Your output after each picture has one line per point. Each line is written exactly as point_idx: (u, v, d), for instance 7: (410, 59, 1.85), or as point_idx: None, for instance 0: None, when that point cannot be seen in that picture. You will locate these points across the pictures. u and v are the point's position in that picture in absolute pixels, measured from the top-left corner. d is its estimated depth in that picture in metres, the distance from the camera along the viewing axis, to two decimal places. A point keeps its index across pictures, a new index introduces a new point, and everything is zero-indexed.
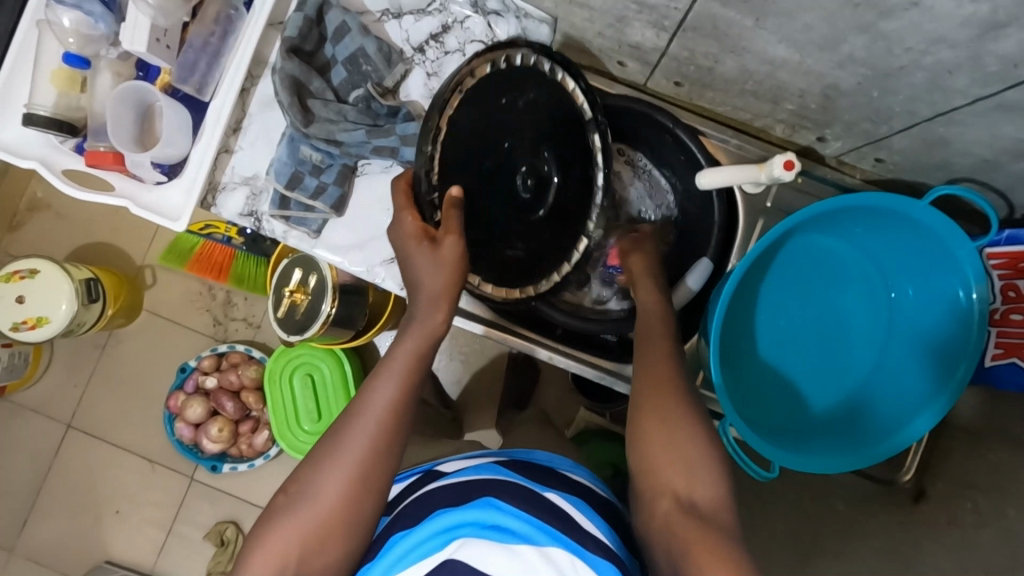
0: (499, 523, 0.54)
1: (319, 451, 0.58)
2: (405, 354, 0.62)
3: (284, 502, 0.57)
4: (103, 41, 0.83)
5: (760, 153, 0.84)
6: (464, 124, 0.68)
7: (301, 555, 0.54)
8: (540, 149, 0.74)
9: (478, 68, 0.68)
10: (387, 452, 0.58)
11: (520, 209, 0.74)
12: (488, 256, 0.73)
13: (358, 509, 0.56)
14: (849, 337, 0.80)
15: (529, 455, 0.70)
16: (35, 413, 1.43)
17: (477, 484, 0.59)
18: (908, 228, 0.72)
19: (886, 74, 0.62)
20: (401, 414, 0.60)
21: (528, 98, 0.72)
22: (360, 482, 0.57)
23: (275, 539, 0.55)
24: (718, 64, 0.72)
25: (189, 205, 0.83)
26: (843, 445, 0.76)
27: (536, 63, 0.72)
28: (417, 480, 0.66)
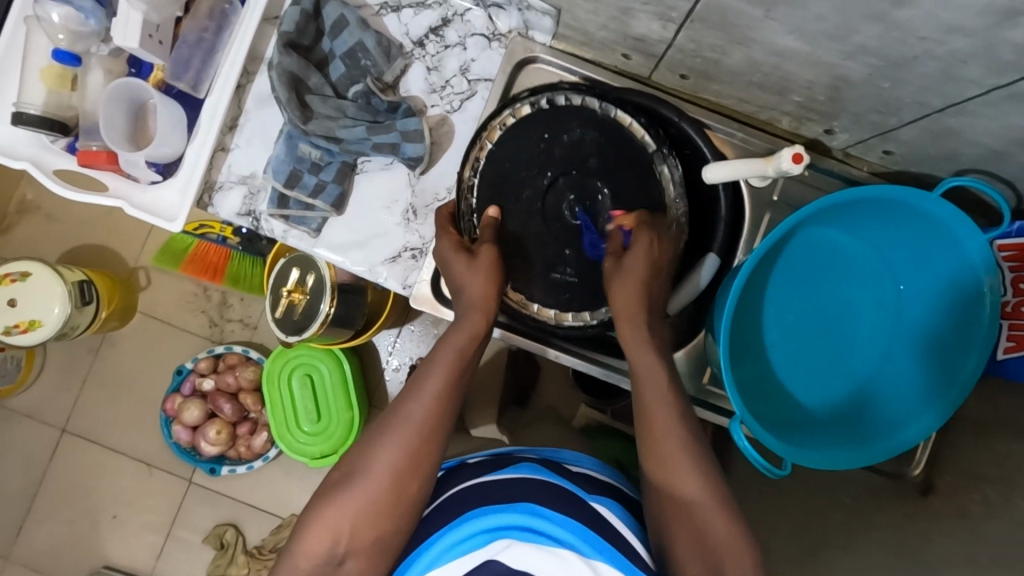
0: (539, 527, 0.53)
1: (373, 435, 0.61)
2: (452, 346, 0.65)
3: (338, 482, 0.60)
4: (94, 37, 0.81)
5: (766, 145, 0.83)
6: (503, 156, 0.78)
7: (354, 528, 0.57)
8: (593, 179, 0.77)
9: (521, 110, 0.78)
10: (434, 435, 0.61)
11: (572, 236, 0.77)
12: (538, 278, 0.78)
13: (405, 491, 0.58)
14: (857, 333, 0.79)
15: (556, 454, 0.70)
16: (28, 417, 1.40)
17: (516, 482, 0.58)
18: (918, 220, 0.71)
19: (897, 64, 0.60)
20: (450, 405, 0.63)
21: (579, 134, 0.77)
22: (408, 466, 0.59)
23: (329, 516, 0.57)
24: (724, 56, 0.71)
25: (185, 203, 0.81)
26: (848, 441, 0.75)
27: (581, 102, 0.78)
28: (446, 476, 0.66)
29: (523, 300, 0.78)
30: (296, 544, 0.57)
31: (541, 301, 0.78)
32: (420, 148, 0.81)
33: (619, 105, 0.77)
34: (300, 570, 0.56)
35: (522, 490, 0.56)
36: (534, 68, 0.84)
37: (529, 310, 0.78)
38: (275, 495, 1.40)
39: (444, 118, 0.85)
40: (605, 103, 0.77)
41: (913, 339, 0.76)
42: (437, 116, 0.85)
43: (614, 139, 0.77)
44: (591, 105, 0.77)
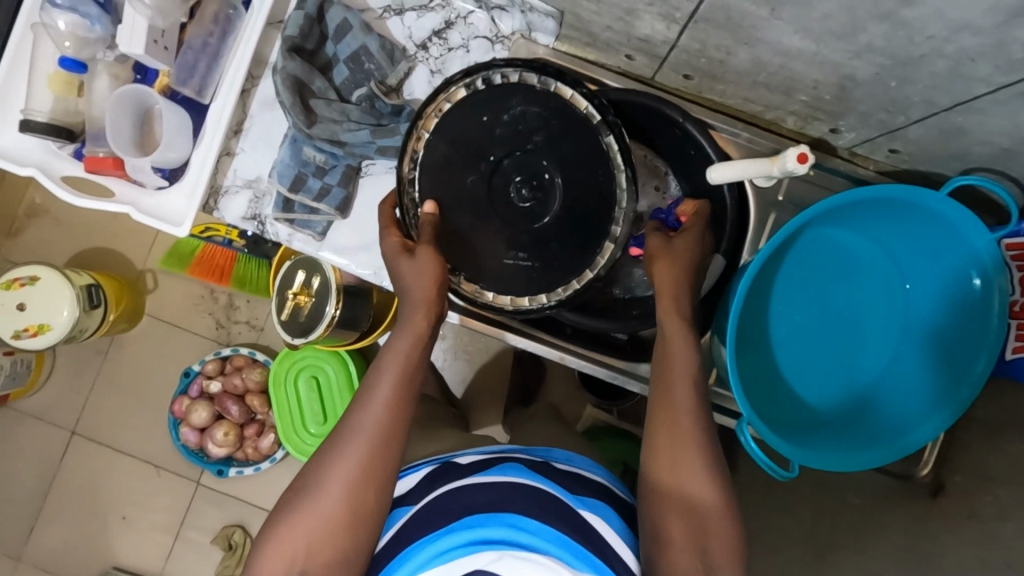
0: (520, 539, 0.55)
1: (326, 449, 0.61)
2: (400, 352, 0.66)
3: (293, 497, 0.60)
4: (100, 44, 0.81)
5: (773, 145, 0.83)
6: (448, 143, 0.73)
7: (310, 547, 0.57)
8: (540, 157, 0.73)
9: (455, 93, 0.73)
10: (389, 443, 0.62)
11: (518, 218, 0.74)
12: (491, 265, 0.74)
13: (361, 503, 0.59)
14: (864, 333, 0.78)
15: (547, 453, 0.71)
16: (38, 420, 1.42)
17: (500, 489, 0.60)
18: (926, 220, 0.70)
19: (905, 63, 0.60)
20: (404, 412, 0.64)
21: (518, 114, 0.73)
22: (361, 479, 0.60)
23: (286, 534, 0.58)
24: (729, 56, 0.71)
25: (192, 209, 0.82)
26: (860, 440, 0.75)
27: (520, 77, 0.72)
28: (437, 472, 0.67)
29: (476, 287, 0.74)
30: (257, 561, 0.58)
31: (496, 288, 0.74)
32: None
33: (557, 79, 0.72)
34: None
35: (507, 501, 0.58)
36: None
37: (484, 297, 0.74)
38: None
39: None
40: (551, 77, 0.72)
41: (920, 340, 0.76)
42: None
43: (557, 116, 0.72)
44: (529, 79, 0.72)
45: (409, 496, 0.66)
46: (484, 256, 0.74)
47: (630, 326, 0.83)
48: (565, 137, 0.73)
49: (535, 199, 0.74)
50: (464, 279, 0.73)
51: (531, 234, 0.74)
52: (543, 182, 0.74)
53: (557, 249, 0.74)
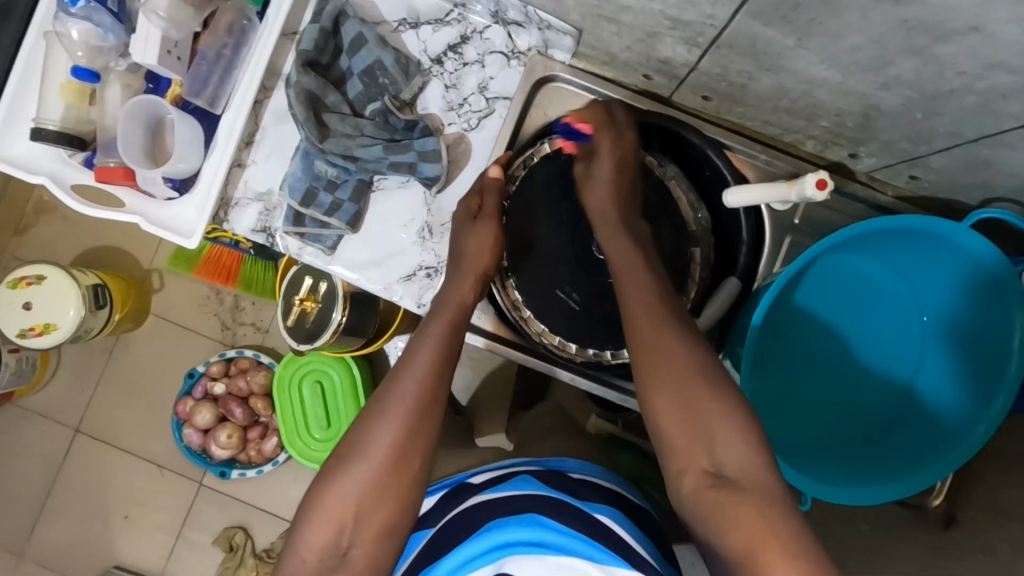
0: (545, 541, 0.55)
1: (364, 418, 0.61)
2: (442, 324, 0.69)
3: (337, 466, 0.60)
4: (113, 52, 0.81)
5: (790, 169, 0.82)
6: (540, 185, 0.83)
7: (357, 516, 0.57)
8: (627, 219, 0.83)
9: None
10: (433, 412, 0.62)
11: (591, 266, 0.83)
12: (542, 294, 0.82)
13: (406, 472, 0.59)
14: (881, 363, 0.77)
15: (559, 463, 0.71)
16: (43, 417, 1.42)
17: (511, 498, 0.60)
18: (948, 252, 0.69)
19: (934, 96, 0.59)
20: (442, 382, 0.64)
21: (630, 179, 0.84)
22: (407, 445, 0.60)
23: (333, 502, 0.58)
24: (751, 81, 0.69)
25: (202, 221, 0.81)
26: (874, 472, 0.73)
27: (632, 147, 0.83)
28: (448, 496, 0.67)
29: (520, 301, 0.82)
30: (299, 537, 0.57)
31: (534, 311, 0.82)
32: (437, 168, 0.81)
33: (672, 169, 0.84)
34: (307, 564, 0.56)
35: (522, 507, 0.58)
36: (554, 86, 0.84)
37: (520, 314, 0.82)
38: (285, 499, 1.40)
39: (461, 136, 0.84)
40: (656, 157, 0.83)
41: (939, 373, 0.75)
42: (455, 134, 0.84)
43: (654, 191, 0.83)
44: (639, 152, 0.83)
45: (426, 520, 0.66)
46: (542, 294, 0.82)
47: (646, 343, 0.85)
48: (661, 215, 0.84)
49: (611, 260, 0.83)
50: (513, 291, 0.82)
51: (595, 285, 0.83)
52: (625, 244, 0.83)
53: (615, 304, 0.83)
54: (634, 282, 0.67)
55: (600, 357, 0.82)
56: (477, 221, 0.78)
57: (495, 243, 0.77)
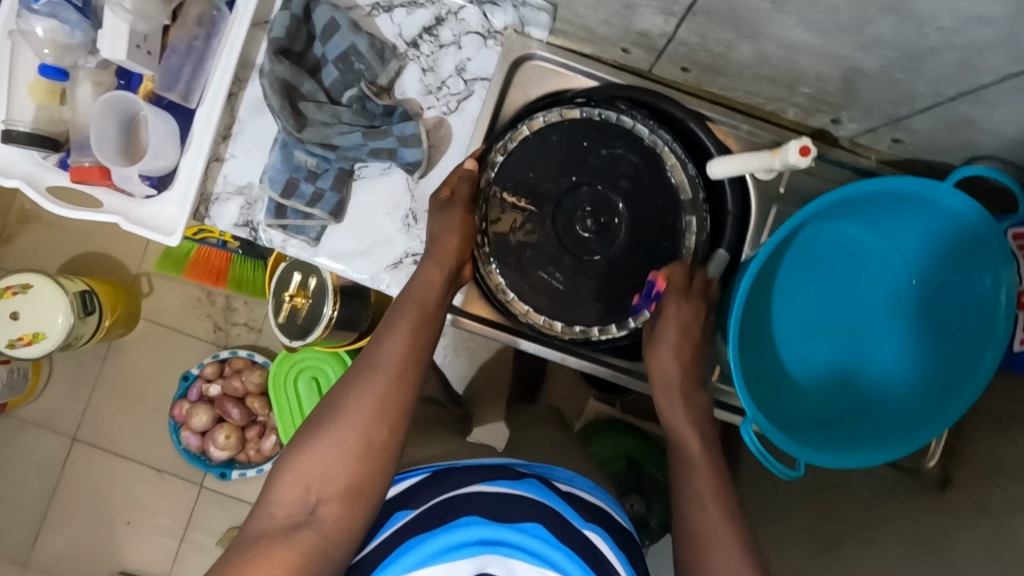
0: (535, 549, 0.57)
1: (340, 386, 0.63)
2: (416, 297, 0.69)
3: (310, 429, 0.62)
4: (81, 50, 0.79)
5: (773, 137, 0.81)
6: (530, 157, 0.81)
7: (323, 477, 0.59)
8: (610, 195, 0.81)
9: (569, 112, 0.80)
10: (407, 381, 0.64)
11: (577, 245, 0.81)
12: (527, 277, 0.81)
13: (376, 439, 0.61)
14: (870, 330, 0.77)
15: (549, 471, 0.70)
16: (39, 427, 1.41)
17: (512, 502, 0.60)
18: (933, 212, 0.69)
19: (913, 55, 0.58)
20: (418, 356, 0.66)
21: (618, 152, 0.81)
22: (379, 413, 0.62)
23: (303, 462, 0.60)
24: (731, 49, 0.69)
25: (182, 217, 0.80)
26: (862, 437, 0.73)
27: (616, 119, 0.81)
28: (429, 479, 0.65)
29: (502, 285, 0.81)
30: (269, 497, 0.59)
31: (516, 294, 0.81)
32: (418, 153, 0.79)
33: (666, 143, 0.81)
34: (274, 518, 0.58)
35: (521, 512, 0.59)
36: (532, 65, 0.82)
37: (504, 296, 0.81)
38: None
39: (441, 120, 0.83)
40: (634, 124, 0.80)
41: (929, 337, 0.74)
42: (434, 118, 0.83)
43: (640, 164, 0.81)
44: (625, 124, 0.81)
45: (410, 501, 0.64)
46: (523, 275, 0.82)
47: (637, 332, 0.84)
48: (652, 190, 0.82)
49: (597, 238, 0.82)
50: (495, 274, 0.81)
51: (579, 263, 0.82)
52: (609, 219, 0.81)
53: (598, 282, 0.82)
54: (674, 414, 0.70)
55: (588, 333, 0.81)
56: (446, 209, 0.76)
57: (466, 226, 0.76)
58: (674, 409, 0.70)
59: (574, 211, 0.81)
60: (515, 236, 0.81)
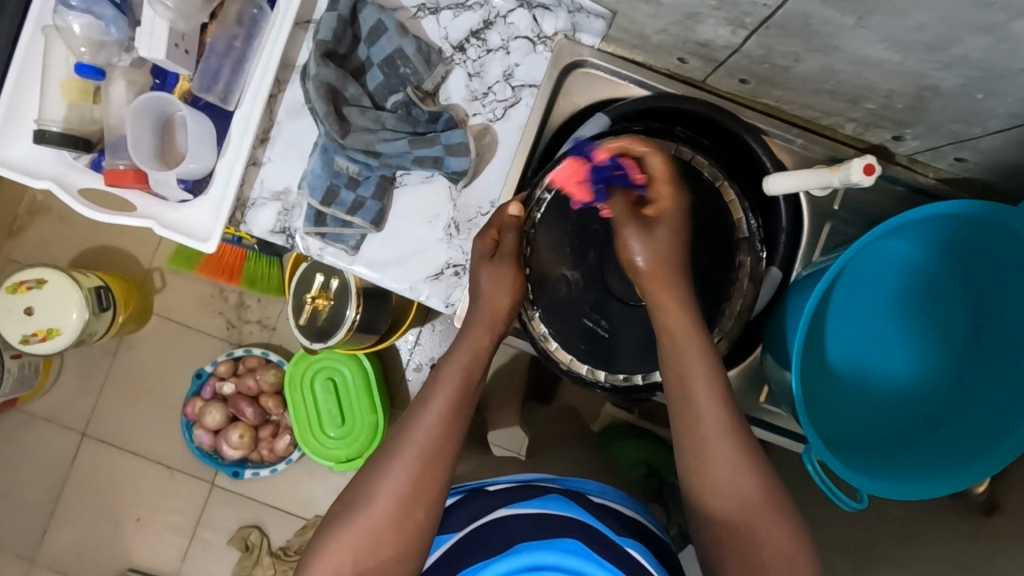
0: (571, 566, 0.55)
1: (373, 464, 0.60)
2: (458, 364, 0.65)
3: (342, 508, 0.60)
4: (115, 47, 0.76)
5: (828, 153, 0.79)
6: (584, 185, 0.74)
7: (355, 562, 0.57)
8: None
9: (628, 141, 0.73)
10: (441, 460, 0.60)
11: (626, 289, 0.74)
12: (568, 320, 0.75)
13: (411, 521, 0.58)
14: (928, 353, 0.76)
15: (579, 484, 0.68)
16: (47, 421, 1.38)
17: (544, 520, 0.58)
18: (1007, 240, 0.66)
19: (1000, 76, 0.55)
20: (455, 430, 0.62)
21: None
22: (413, 496, 0.58)
23: (334, 547, 0.57)
24: (797, 63, 0.66)
25: (217, 223, 0.77)
26: (926, 460, 0.72)
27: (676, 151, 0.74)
28: (464, 499, 0.66)
29: (546, 333, 0.75)
30: None
31: (559, 341, 0.74)
32: (465, 162, 0.77)
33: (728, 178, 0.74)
34: None
35: (553, 529, 0.57)
36: (582, 72, 0.79)
37: (547, 344, 0.75)
38: (297, 497, 1.38)
39: (486, 128, 0.81)
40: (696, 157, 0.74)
41: (990, 365, 0.73)
42: (480, 125, 0.80)
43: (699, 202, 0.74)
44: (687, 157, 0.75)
45: (444, 524, 0.64)
46: (567, 319, 0.75)
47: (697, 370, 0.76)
48: (711, 230, 0.75)
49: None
50: (538, 323, 0.75)
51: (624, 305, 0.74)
52: None
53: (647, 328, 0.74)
54: (694, 372, 0.61)
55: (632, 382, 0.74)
56: (495, 260, 0.71)
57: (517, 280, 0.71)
58: (670, 311, 0.64)
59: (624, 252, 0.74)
60: (562, 277, 0.75)
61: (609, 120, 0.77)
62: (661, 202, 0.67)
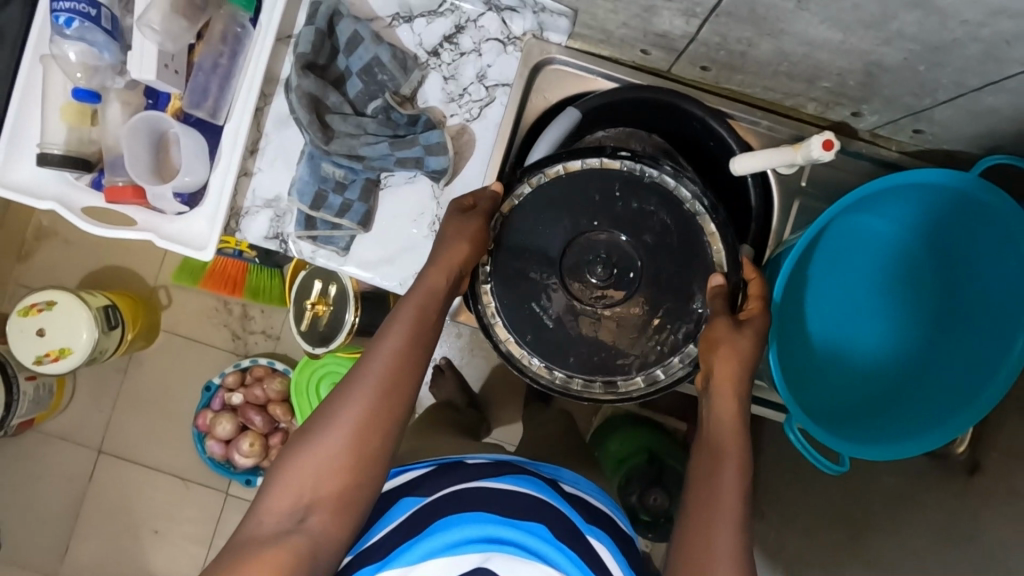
0: (531, 546, 0.58)
1: (337, 394, 0.62)
2: (414, 304, 0.65)
3: (302, 436, 0.61)
4: (109, 71, 0.80)
5: (794, 132, 0.82)
6: (564, 186, 0.72)
7: (314, 486, 0.59)
8: (635, 247, 0.71)
9: (610, 162, 0.72)
10: (400, 393, 0.62)
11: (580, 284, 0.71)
12: (519, 304, 0.71)
13: (369, 450, 0.61)
14: (904, 319, 0.78)
15: (555, 472, 0.74)
16: (63, 440, 1.43)
17: (518, 498, 0.62)
18: (969, 204, 0.69)
19: (937, 48, 0.59)
20: (413, 363, 0.64)
21: (650, 209, 0.71)
22: (371, 425, 0.61)
23: (293, 472, 0.59)
24: (751, 48, 0.69)
25: (213, 234, 0.81)
26: (907, 423, 0.75)
27: (658, 176, 0.72)
28: (440, 468, 0.68)
29: (492, 306, 0.72)
30: (260, 504, 0.59)
31: (503, 324, 0.72)
32: (443, 161, 0.81)
33: (710, 210, 0.71)
34: (262, 525, 0.58)
35: (523, 508, 0.61)
36: (552, 69, 0.83)
37: (491, 324, 0.72)
38: None
39: (464, 127, 0.84)
40: (679, 185, 0.71)
41: (969, 329, 0.74)
42: (458, 125, 0.84)
43: (683, 230, 0.71)
44: (671, 188, 0.71)
45: (417, 488, 0.66)
46: (516, 308, 0.71)
47: (645, 367, 0.70)
48: (683, 257, 0.71)
49: (602, 289, 0.71)
50: (487, 296, 0.72)
51: (574, 306, 0.71)
52: (624, 278, 0.71)
53: (591, 338, 0.71)
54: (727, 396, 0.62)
55: (567, 383, 0.71)
56: (465, 215, 0.69)
57: (480, 241, 0.69)
58: (732, 351, 0.63)
59: (587, 251, 0.71)
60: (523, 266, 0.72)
61: (580, 114, 0.80)
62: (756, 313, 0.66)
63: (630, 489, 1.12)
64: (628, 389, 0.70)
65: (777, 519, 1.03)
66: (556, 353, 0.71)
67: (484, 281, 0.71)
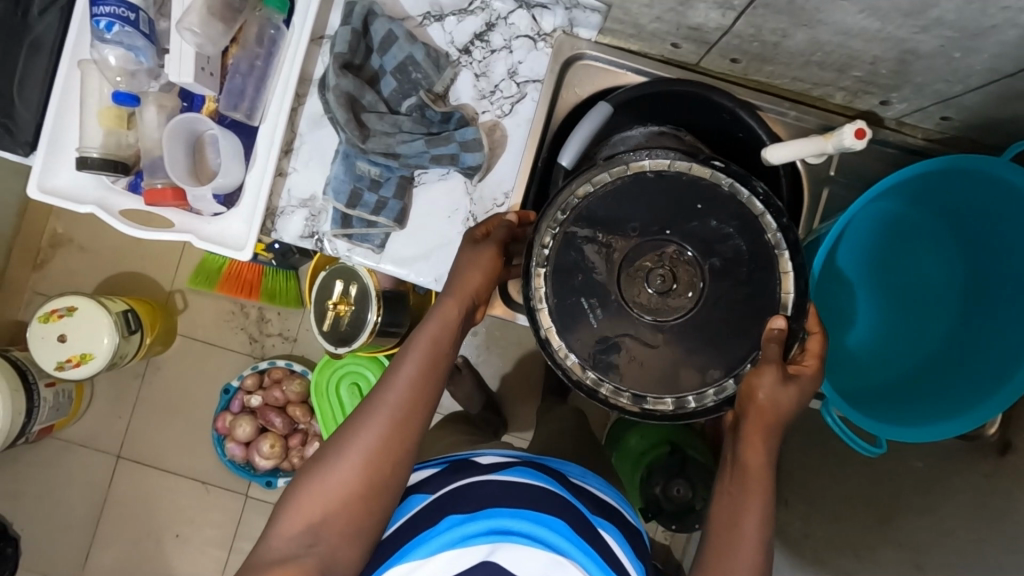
0: (538, 535, 0.58)
1: (351, 424, 0.63)
2: (428, 333, 0.66)
3: (315, 463, 0.62)
4: (146, 75, 0.82)
5: (820, 121, 0.84)
6: (638, 186, 0.65)
7: (324, 516, 0.59)
8: (702, 262, 0.65)
9: (700, 170, 0.64)
10: (412, 423, 0.63)
11: (636, 288, 0.65)
12: (566, 301, 0.66)
13: (380, 480, 0.61)
14: (930, 301, 0.81)
15: (562, 467, 0.75)
16: (84, 446, 1.43)
17: (521, 489, 0.62)
18: (992, 187, 0.70)
19: (974, 35, 0.60)
20: (427, 393, 0.64)
21: (727, 232, 0.64)
22: (382, 455, 0.61)
23: (305, 499, 0.60)
24: (785, 38, 0.71)
25: (250, 236, 0.82)
26: (940, 403, 0.76)
27: (748, 199, 0.64)
28: (453, 466, 0.69)
29: (543, 291, 0.66)
30: (271, 530, 0.60)
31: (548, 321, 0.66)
32: (479, 156, 0.81)
33: (794, 251, 0.63)
34: (272, 549, 0.58)
35: (528, 498, 0.61)
36: (582, 64, 0.84)
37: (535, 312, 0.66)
38: None
39: (496, 123, 0.85)
40: (766, 212, 0.63)
41: (1000, 306, 0.74)
42: (490, 121, 0.85)
43: (757, 258, 0.64)
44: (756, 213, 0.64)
45: (426, 484, 0.67)
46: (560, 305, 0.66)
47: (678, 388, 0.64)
48: (757, 285, 0.64)
49: (657, 301, 0.65)
50: (539, 283, 0.66)
51: (624, 312, 0.65)
52: (679, 294, 0.65)
53: (630, 341, 0.65)
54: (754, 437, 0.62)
55: (595, 385, 0.65)
56: (477, 245, 0.71)
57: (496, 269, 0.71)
58: (772, 392, 0.62)
59: (647, 256, 0.65)
60: (577, 262, 0.66)
61: (611, 108, 0.80)
62: (806, 372, 0.65)
63: (653, 481, 1.12)
64: (654, 408, 0.65)
65: (804, 507, 1.04)
66: (598, 356, 0.65)
67: (539, 266, 0.66)
